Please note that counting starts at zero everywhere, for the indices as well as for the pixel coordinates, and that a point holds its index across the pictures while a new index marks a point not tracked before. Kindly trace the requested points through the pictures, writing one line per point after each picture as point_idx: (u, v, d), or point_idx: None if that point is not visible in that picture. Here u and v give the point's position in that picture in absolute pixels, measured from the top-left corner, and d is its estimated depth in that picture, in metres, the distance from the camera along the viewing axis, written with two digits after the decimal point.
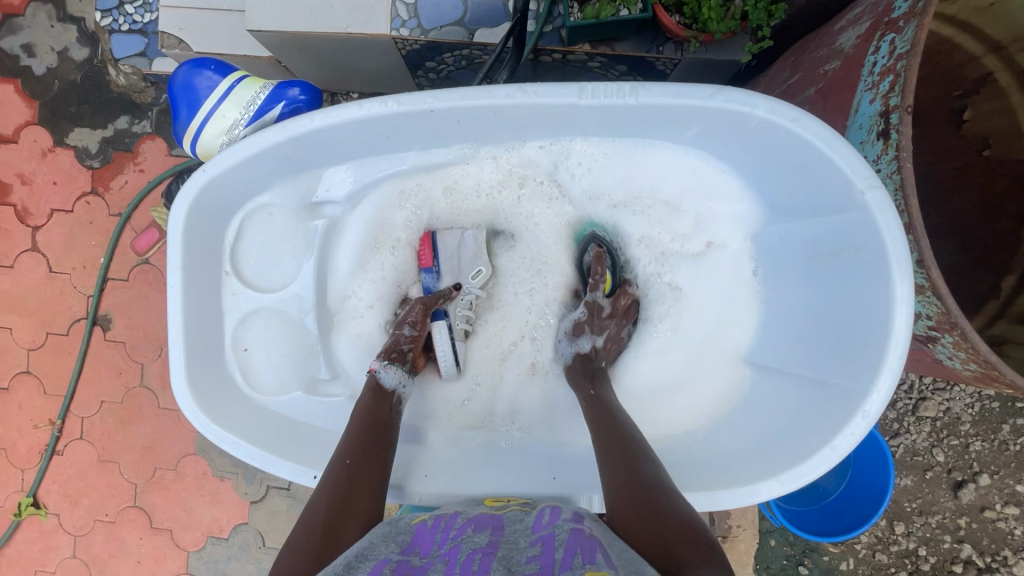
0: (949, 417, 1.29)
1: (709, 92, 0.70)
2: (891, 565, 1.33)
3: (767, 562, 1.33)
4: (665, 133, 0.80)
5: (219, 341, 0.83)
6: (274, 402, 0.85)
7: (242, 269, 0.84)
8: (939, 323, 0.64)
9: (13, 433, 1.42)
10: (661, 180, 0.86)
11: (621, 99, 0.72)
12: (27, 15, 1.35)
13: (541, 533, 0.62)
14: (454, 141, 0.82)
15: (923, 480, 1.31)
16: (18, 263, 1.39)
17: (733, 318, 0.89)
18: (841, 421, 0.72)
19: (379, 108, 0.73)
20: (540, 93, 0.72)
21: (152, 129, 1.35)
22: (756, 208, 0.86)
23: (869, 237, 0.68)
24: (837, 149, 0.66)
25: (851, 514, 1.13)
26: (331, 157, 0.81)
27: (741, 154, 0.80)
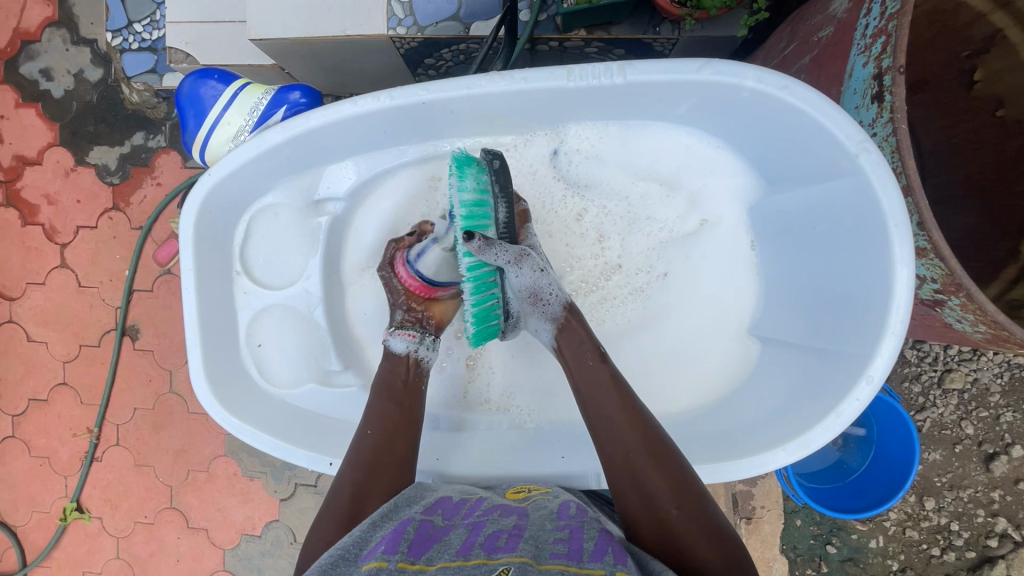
0: (977, 388, 1.26)
1: (698, 66, 0.70)
2: (923, 541, 1.31)
3: (793, 542, 1.32)
4: (659, 110, 0.80)
5: (234, 338, 0.86)
6: (289, 394, 0.88)
7: (251, 268, 0.87)
8: (945, 285, 0.63)
9: (54, 442, 1.48)
10: (660, 157, 0.85)
11: (611, 78, 0.72)
12: (43, 40, 1.40)
13: (567, 522, 0.63)
14: (450, 131, 0.84)
15: (952, 454, 1.29)
16: (49, 280, 1.45)
17: (739, 294, 0.88)
18: (846, 388, 0.72)
19: (372, 102, 0.74)
20: (530, 79, 0.72)
21: (166, 143, 1.39)
22: (758, 181, 0.84)
23: (867, 200, 0.67)
24: (833, 116, 0.66)
25: (877, 489, 1.11)
26: (329, 154, 0.83)
27: (739, 127, 0.79)
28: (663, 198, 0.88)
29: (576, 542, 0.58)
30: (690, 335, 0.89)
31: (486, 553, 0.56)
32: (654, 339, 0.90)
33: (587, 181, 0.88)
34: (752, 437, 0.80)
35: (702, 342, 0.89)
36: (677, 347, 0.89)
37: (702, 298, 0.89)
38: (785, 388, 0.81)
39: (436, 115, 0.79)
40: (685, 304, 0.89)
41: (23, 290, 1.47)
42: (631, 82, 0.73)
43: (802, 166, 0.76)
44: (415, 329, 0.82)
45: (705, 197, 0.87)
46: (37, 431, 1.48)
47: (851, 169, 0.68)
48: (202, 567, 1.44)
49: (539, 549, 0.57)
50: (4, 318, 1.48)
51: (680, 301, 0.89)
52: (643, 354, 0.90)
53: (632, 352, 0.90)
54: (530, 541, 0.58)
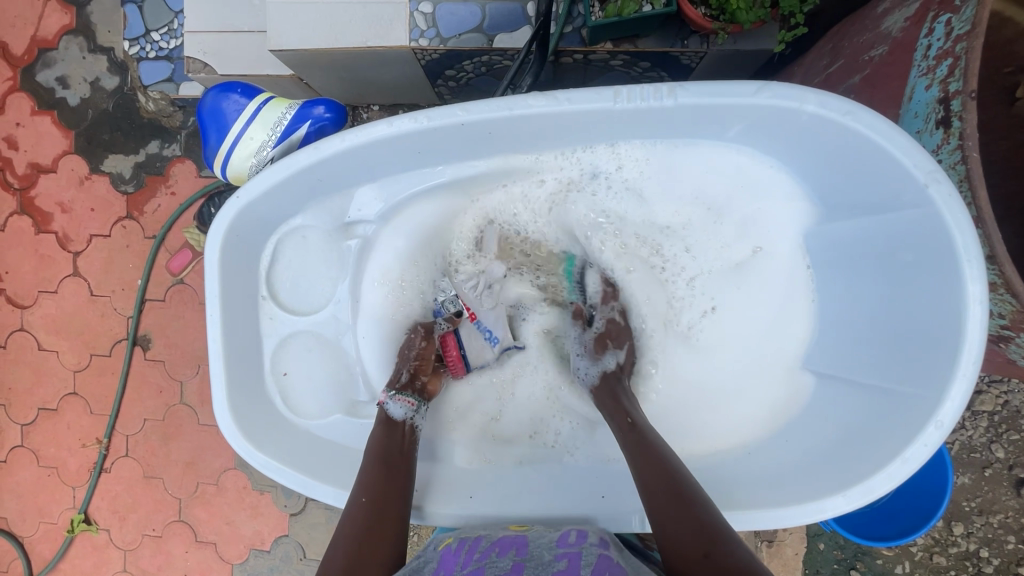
0: (1009, 411, 1.22)
1: (754, 88, 0.67)
2: (951, 567, 1.27)
3: (817, 566, 1.29)
4: (704, 133, 0.78)
5: (260, 366, 0.84)
6: (312, 425, 0.86)
7: (278, 293, 0.85)
8: (1014, 323, 0.62)
9: (63, 452, 1.47)
10: (700, 183, 0.83)
11: (659, 101, 0.70)
12: (60, 48, 1.40)
13: (566, 550, 0.67)
14: (486, 154, 0.81)
15: (982, 478, 1.25)
16: (61, 288, 1.44)
17: (785, 322, 0.86)
18: (910, 431, 0.69)
19: (411, 125, 0.72)
20: (575, 100, 0.70)
21: (181, 152, 1.38)
22: (808, 205, 0.81)
23: (932, 234, 0.65)
24: (902, 145, 0.63)
25: (908, 517, 1.07)
26: (363, 175, 0.80)
27: (790, 149, 0.76)
28: (705, 224, 0.86)
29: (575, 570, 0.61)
30: (730, 364, 0.88)
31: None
32: (693, 372, 0.89)
33: (627, 206, 0.86)
34: (801, 481, 0.78)
35: (738, 373, 0.87)
36: (713, 378, 0.89)
37: (740, 326, 0.87)
38: (839, 426, 0.79)
39: (474, 137, 0.76)
40: (723, 333, 0.88)
41: (35, 299, 1.45)
42: (680, 104, 0.70)
43: (859, 192, 0.73)
44: (412, 396, 0.84)
45: (751, 222, 0.84)
46: (46, 440, 1.47)
47: (915, 201, 0.65)
48: None
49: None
50: (16, 326, 1.47)
51: (720, 332, 0.88)
52: (678, 381, 0.90)
53: (665, 379, 0.90)
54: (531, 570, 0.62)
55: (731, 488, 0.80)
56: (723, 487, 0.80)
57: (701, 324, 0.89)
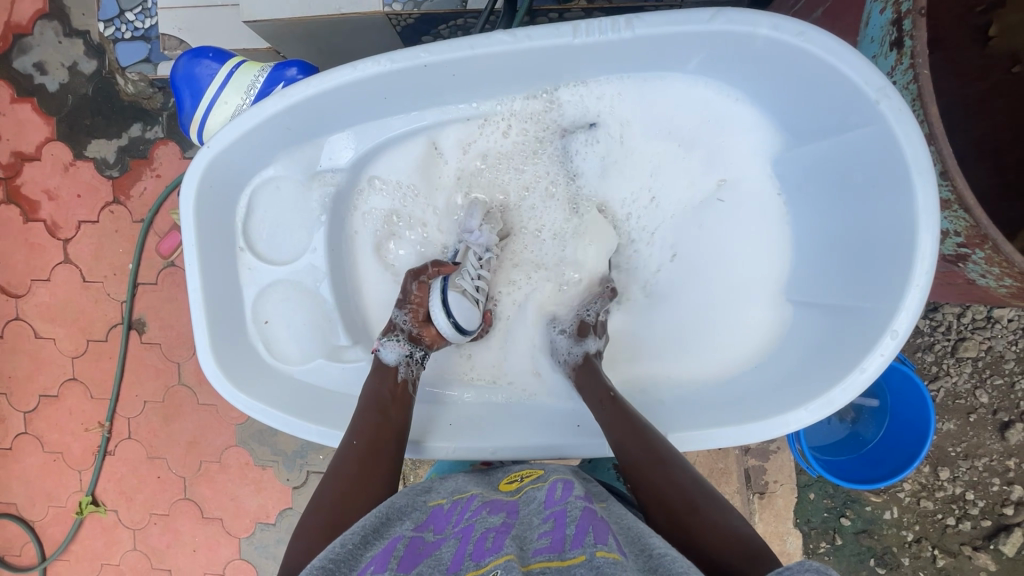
0: (992, 356, 1.25)
1: (707, 16, 0.68)
2: (938, 511, 1.31)
3: (807, 516, 1.34)
4: (667, 68, 0.79)
5: (241, 315, 0.85)
6: (297, 371, 0.88)
7: (255, 243, 0.86)
8: (969, 239, 0.64)
9: (67, 437, 1.49)
10: (671, 116, 0.83)
11: (620, 34, 0.70)
12: (35, 33, 1.38)
13: (554, 508, 0.60)
14: (452, 100, 0.83)
15: (967, 423, 1.28)
16: (53, 276, 1.45)
17: (750, 254, 0.86)
18: (869, 343, 0.71)
19: (373, 68, 0.73)
20: (534, 37, 0.71)
21: (164, 134, 1.37)
22: (776, 134, 0.82)
23: (886, 150, 0.66)
24: (849, 59, 0.65)
25: (893, 458, 1.10)
26: (330, 122, 0.81)
27: (754, 79, 0.77)
28: (678, 163, 0.86)
29: (560, 530, 0.55)
30: (696, 304, 0.89)
31: (475, 561, 0.52)
32: (666, 310, 0.90)
33: (598, 154, 0.87)
34: (772, 399, 0.79)
35: (710, 310, 0.88)
36: (686, 313, 0.89)
37: (716, 265, 0.87)
38: (804, 349, 0.81)
39: (438, 79, 0.77)
40: (695, 269, 0.89)
41: (29, 287, 1.46)
42: (639, 37, 0.70)
43: (823, 114, 0.74)
44: (403, 341, 0.84)
45: (722, 153, 0.84)
46: (49, 426, 1.49)
47: (873, 118, 0.66)
48: (217, 555, 1.45)
49: (527, 547, 0.54)
50: (12, 315, 1.48)
51: (688, 273, 0.89)
52: (649, 323, 0.90)
53: (640, 323, 0.91)
54: (516, 539, 0.55)
55: (704, 414, 0.82)
56: (700, 411, 0.83)
57: (673, 271, 0.89)
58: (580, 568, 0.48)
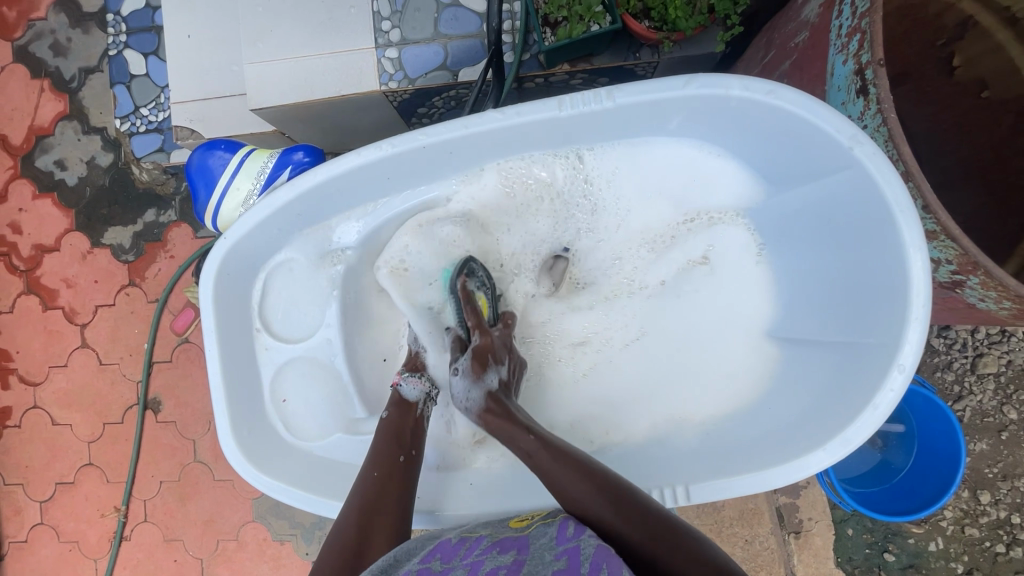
0: (1014, 370, 1.23)
1: (682, 82, 0.73)
2: (985, 538, 1.25)
3: (848, 554, 1.28)
4: (652, 131, 0.82)
5: (259, 394, 0.87)
6: (316, 447, 0.88)
7: (270, 323, 0.88)
8: (961, 266, 0.66)
9: (83, 525, 1.47)
10: (665, 173, 0.87)
11: (602, 104, 0.75)
12: (56, 134, 1.47)
13: (566, 546, 0.60)
14: (449, 173, 0.86)
15: (999, 442, 1.25)
16: (70, 361, 1.48)
17: (747, 291, 0.91)
18: (880, 377, 0.73)
19: (375, 152, 0.77)
20: (523, 113, 0.75)
21: (177, 216, 1.43)
22: (762, 185, 0.86)
23: (867, 192, 0.70)
24: (823, 117, 0.68)
25: (925, 487, 1.07)
26: (337, 208, 0.85)
27: (734, 136, 0.81)
28: (674, 213, 0.90)
29: (574, 569, 0.54)
30: (704, 348, 0.92)
31: None
32: (681, 353, 0.93)
33: (599, 216, 0.91)
34: (793, 437, 0.81)
35: (719, 354, 0.91)
36: (699, 360, 0.92)
37: (719, 307, 0.92)
38: (819, 387, 0.82)
39: (437, 159, 0.81)
40: (698, 313, 0.93)
41: (46, 375, 1.49)
42: (621, 105, 0.75)
43: (801, 164, 0.78)
44: (426, 379, 0.87)
45: (713, 202, 0.89)
46: (65, 515, 1.48)
47: (849, 163, 0.70)
48: None
49: None
50: (30, 404, 1.49)
51: (692, 313, 0.93)
52: (664, 370, 0.92)
53: (655, 372, 0.92)
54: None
55: (729, 457, 0.83)
56: (729, 457, 0.83)
57: (673, 309, 0.94)
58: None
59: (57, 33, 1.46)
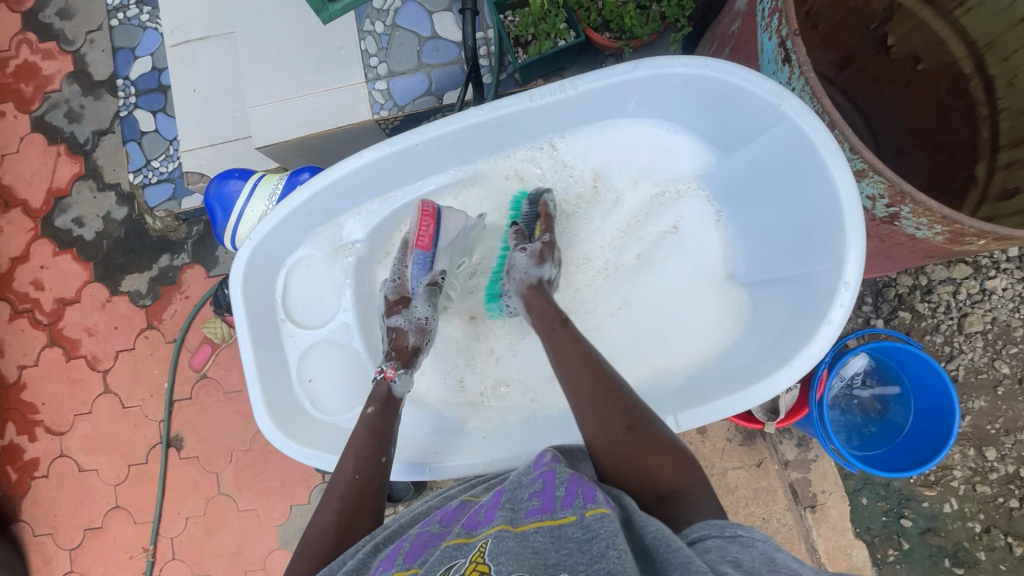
0: (999, 326, 1.28)
1: (631, 67, 0.84)
2: (997, 495, 1.27)
3: (865, 523, 1.30)
4: (610, 113, 0.94)
5: (288, 377, 0.92)
6: (342, 421, 0.92)
7: (293, 313, 0.95)
8: (893, 198, 0.71)
9: (112, 569, 1.49)
10: (627, 150, 0.98)
11: (565, 91, 0.85)
12: (73, 193, 1.57)
13: (541, 471, 0.67)
14: (441, 167, 0.96)
15: (997, 397, 1.28)
16: (94, 407, 1.53)
17: (712, 247, 0.99)
18: (828, 299, 0.79)
19: (376, 153, 0.87)
20: (498, 107, 0.85)
21: (190, 259, 1.52)
22: (710, 151, 0.96)
23: (798, 141, 0.79)
24: (754, 80, 0.78)
25: (928, 442, 1.09)
26: (346, 204, 0.94)
27: (681, 110, 0.92)
28: (642, 185, 0.99)
29: (551, 492, 0.61)
30: (676, 304, 0.99)
31: (468, 531, 0.60)
32: (658, 309, 0.99)
33: (576, 193, 1.00)
34: (760, 366, 0.86)
35: (690, 307, 0.98)
36: (677, 314, 0.98)
37: (689, 265, 0.99)
38: (779, 324, 0.87)
39: (425, 155, 0.91)
40: (674, 274, 1.00)
41: (71, 423, 1.54)
42: (581, 92, 0.85)
43: (739, 127, 0.88)
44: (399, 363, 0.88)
45: (672, 171, 0.98)
46: (94, 561, 1.50)
47: (778, 118, 0.79)
48: None
49: (517, 509, 0.61)
50: (56, 453, 1.54)
51: (666, 274, 1.00)
52: (642, 326, 0.99)
53: (634, 331, 0.99)
54: (507, 506, 0.62)
55: (698, 394, 0.88)
56: (702, 391, 0.88)
57: (648, 272, 1.00)
58: (572, 529, 0.54)
59: (71, 102, 1.58)
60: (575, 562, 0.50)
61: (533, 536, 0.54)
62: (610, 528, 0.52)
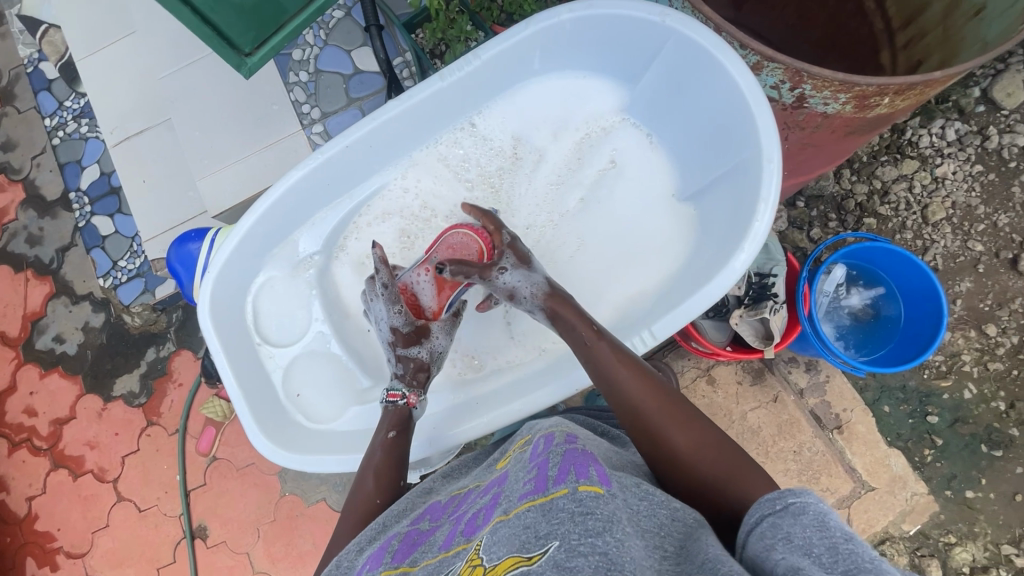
0: (960, 208, 1.33)
1: (524, 27, 0.92)
2: (1010, 368, 1.28)
3: (894, 430, 1.30)
4: (520, 76, 1.03)
5: (276, 394, 1.00)
6: (337, 424, 1.01)
7: (268, 335, 1.02)
8: (792, 80, 0.77)
9: None
10: (546, 105, 1.06)
11: (471, 64, 0.94)
12: (48, 313, 1.58)
13: (538, 460, 0.65)
14: (377, 167, 1.03)
15: (980, 275, 1.31)
16: (111, 519, 1.50)
17: (652, 171, 1.05)
18: (757, 178, 0.86)
19: (310, 164, 0.93)
20: (415, 94, 0.94)
21: (175, 346, 1.52)
22: (625, 85, 1.04)
23: (691, 49, 0.88)
24: (632, 7, 0.89)
25: (924, 328, 1.12)
26: (295, 220, 1.00)
27: (587, 57, 1.01)
28: (569, 132, 1.07)
29: (544, 474, 0.61)
30: (632, 231, 1.05)
31: (465, 537, 0.61)
32: (617, 239, 1.05)
33: (509, 158, 1.07)
34: (714, 260, 0.92)
35: (645, 229, 1.05)
36: (635, 239, 1.05)
37: (634, 192, 1.05)
38: (724, 218, 0.94)
39: (363, 154, 0.98)
40: (621, 205, 1.05)
41: (91, 541, 1.50)
42: (487, 61, 0.94)
43: (639, 55, 0.97)
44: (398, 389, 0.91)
45: (592, 114, 1.06)
46: None
47: (667, 33, 0.89)
48: None
49: (512, 497, 0.61)
50: None
51: (614, 207, 1.06)
52: (609, 258, 1.05)
53: (600, 265, 1.05)
54: (504, 502, 0.62)
55: (673, 301, 0.94)
56: (674, 297, 0.95)
57: (598, 208, 1.06)
58: (563, 500, 0.54)
59: (29, 226, 1.61)
60: (568, 532, 0.50)
61: (524, 516, 0.55)
62: (606, 508, 0.52)
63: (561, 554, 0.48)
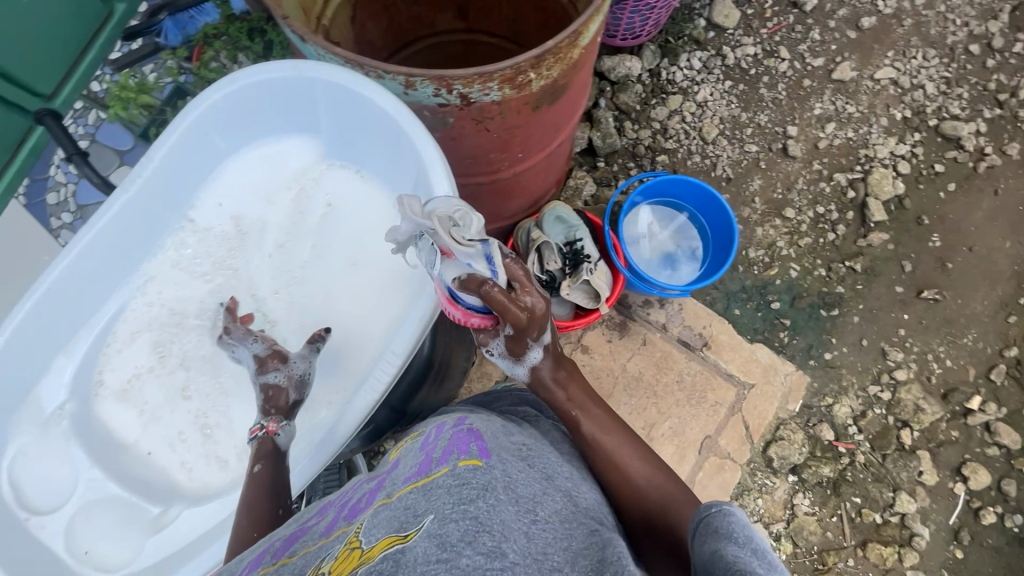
0: (728, 120, 1.50)
1: (181, 117, 0.97)
2: (817, 237, 1.45)
3: (751, 327, 1.42)
4: (212, 160, 1.06)
5: (60, 563, 0.92)
6: (138, 561, 0.94)
7: (34, 506, 0.93)
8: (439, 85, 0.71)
9: None
10: (254, 179, 1.09)
11: (145, 168, 0.96)
12: None
13: (429, 446, 0.65)
14: (103, 295, 1.02)
15: (763, 170, 1.48)
16: None
17: (370, 202, 1.07)
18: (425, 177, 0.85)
19: (14, 316, 0.91)
20: (98, 214, 0.94)
21: None
22: (318, 138, 1.09)
23: (329, 89, 0.94)
24: (266, 71, 0.97)
25: (722, 233, 1.27)
26: (28, 376, 0.96)
27: (269, 125, 1.07)
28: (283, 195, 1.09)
29: (428, 458, 0.62)
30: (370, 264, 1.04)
31: (346, 523, 0.60)
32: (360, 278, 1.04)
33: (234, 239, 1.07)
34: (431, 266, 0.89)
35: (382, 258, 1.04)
36: (373, 272, 1.04)
37: (359, 227, 1.06)
38: None
39: (75, 287, 0.96)
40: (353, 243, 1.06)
41: None
42: (158, 158, 0.97)
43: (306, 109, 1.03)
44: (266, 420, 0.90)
45: (300, 172, 1.10)
46: None
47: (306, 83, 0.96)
48: None
49: (395, 484, 0.61)
50: None
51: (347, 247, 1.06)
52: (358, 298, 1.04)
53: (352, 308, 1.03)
54: (387, 489, 0.62)
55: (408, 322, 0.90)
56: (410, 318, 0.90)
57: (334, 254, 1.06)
58: (444, 478, 0.55)
59: None
60: (443, 503, 0.52)
61: (407, 497, 0.55)
62: (483, 478, 0.55)
63: (435, 525, 0.49)
